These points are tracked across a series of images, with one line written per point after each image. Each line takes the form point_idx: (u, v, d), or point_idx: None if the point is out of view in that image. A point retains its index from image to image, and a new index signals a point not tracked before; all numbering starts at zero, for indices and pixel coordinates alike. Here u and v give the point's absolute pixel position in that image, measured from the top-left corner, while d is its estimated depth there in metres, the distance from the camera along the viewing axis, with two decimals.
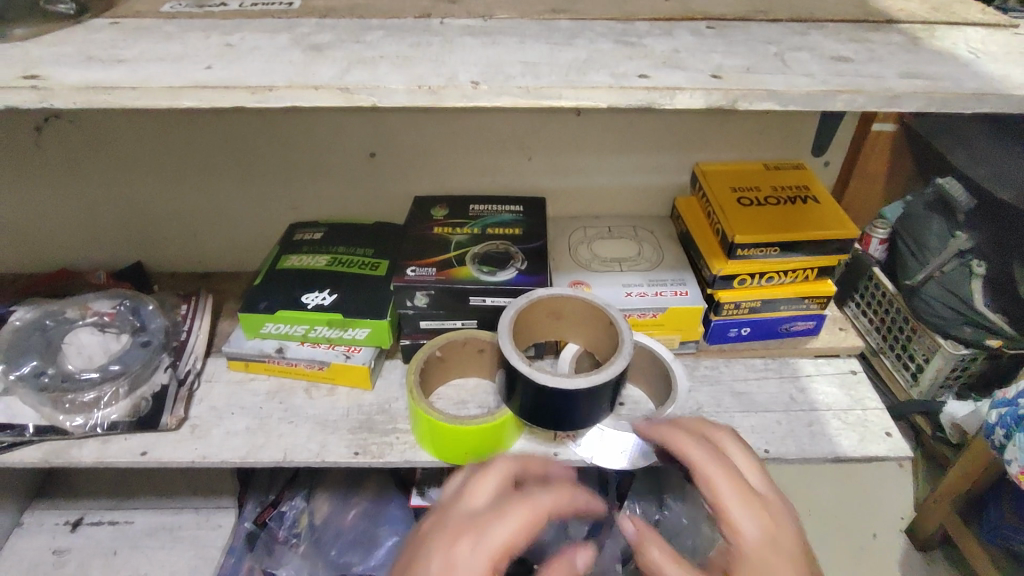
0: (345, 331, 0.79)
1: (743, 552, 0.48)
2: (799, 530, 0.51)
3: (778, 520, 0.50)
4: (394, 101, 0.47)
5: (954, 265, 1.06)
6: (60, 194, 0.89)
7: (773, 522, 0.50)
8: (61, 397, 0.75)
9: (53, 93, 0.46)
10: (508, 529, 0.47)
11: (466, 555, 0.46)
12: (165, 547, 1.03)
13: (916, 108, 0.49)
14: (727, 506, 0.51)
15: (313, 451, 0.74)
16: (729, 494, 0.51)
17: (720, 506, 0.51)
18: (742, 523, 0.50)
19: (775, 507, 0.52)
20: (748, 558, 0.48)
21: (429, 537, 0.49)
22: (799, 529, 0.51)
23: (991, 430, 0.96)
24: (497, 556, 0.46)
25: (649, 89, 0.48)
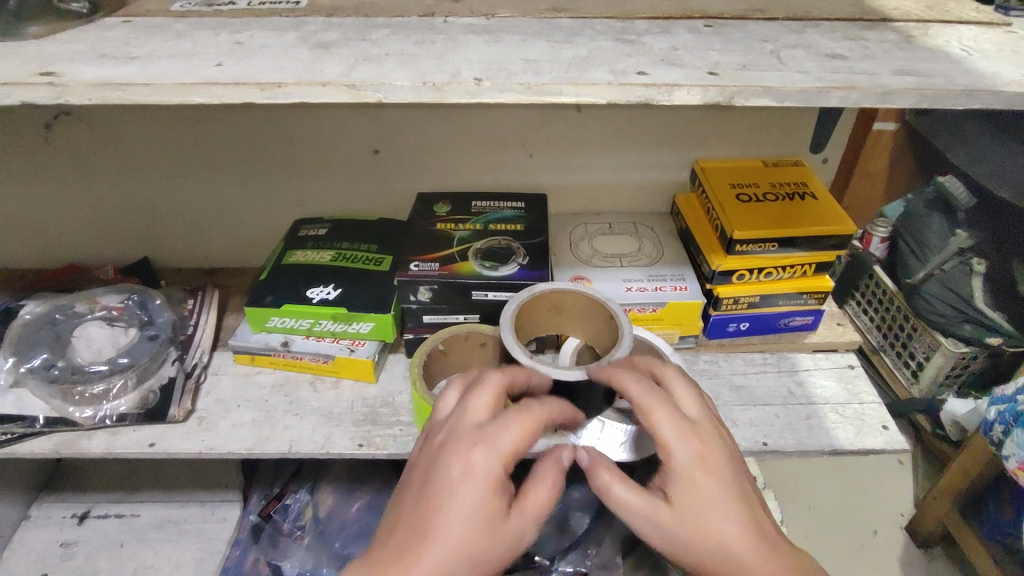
0: (349, 325, 0.80)
1: (682, 481, 0.49)
2: (732, 447, 0.52)
3: (715, 446, 0.50)
4: (399, 96, 0.48)
5: (955, 264, 1.07)
6: (68, 189, 0.91)
7: (710, 448, 0.50)
8: (70, 389, 0.76)
9: (68, 89, 0.47)
10: (512, 438, 0.49)
11: (480, 465, 0.48)
12: (171, 540, 1.04)
13: (909, 104, 0.51)
14: (665, 439, 0.50)
15: (318, 443, 0.75)
16: (669, 428, 0.50)
17: (659, 440, 0.50)
18: (679, 454, 0.49)
19: (712, 431, 0.51)
20: (686, 486, 0.49)
21: (436, 452, 0.50)
22: (732, 448, 0.52)
23: (990, 427, 0.97)
24: (507, 464, 0.48)
25: (647, 86, 0.49)
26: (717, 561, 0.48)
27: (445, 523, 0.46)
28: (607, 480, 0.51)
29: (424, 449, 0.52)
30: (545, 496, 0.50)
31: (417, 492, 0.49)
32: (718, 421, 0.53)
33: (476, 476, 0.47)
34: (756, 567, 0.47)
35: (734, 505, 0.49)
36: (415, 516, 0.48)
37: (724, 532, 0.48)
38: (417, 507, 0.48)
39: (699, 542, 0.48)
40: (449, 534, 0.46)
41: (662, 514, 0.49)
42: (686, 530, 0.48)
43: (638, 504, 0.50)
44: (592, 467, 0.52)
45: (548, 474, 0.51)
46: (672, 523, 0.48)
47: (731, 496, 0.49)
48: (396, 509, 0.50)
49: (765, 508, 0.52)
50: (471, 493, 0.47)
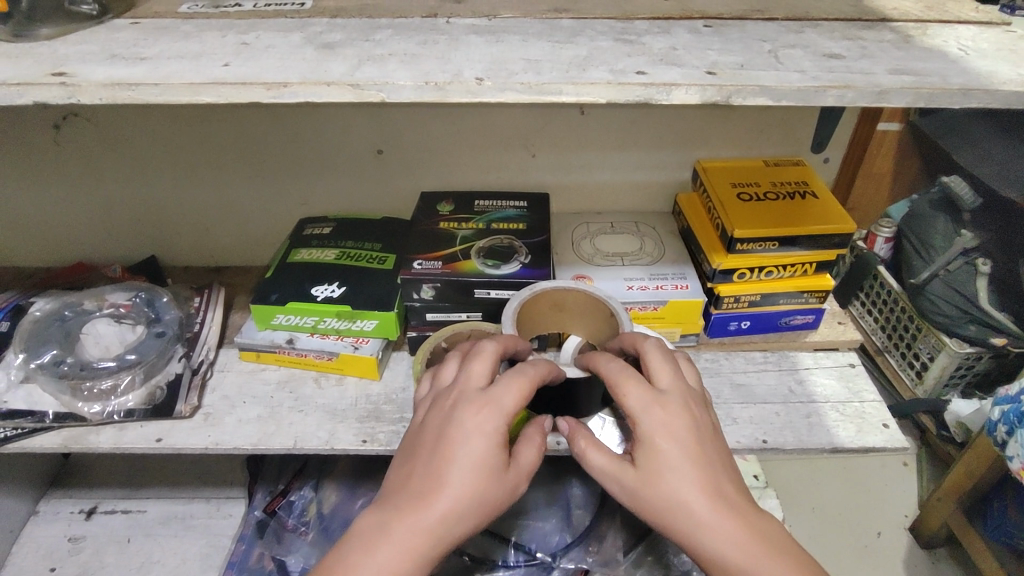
0: (353, 323, 0.81)
1: (645, 446, 0.53)
2: (701, 419, 0.55)
3: (679, 414, 0.54)
4: (402, 96, 0.49)
5: (960, 264, 1.07)
6: (77, 190, 0.92)
7: (675, 416, 0.54)
8: (79, 384, 0.77)
9: (80, 89, 0.48)
10: (513, 398, 0.54)
11: (485, 423, 0.53)
12: (178, 535, 1.05)
13: (906, 103, 0.51)
14: (631, 410, 0.54)
15: (322, 438, 0.76)
16: (636, 399, 0.54)
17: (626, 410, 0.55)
18: (643, 422, 0.53)
19: (680, 402, 0.55)
20: (649, 451, 0.53)
21: (444, 412, 0.55)
22: (701, 420, 0.55)
23: (994, 428, 0.97)
24: (509, 421, 0.54)
25: (645, 85, 0.50)
26: (675, 521, 0.51)
27: (459, 473, 0.51)
28: (582, 446, 0.56)
29: (430, 410, 0.57)
30: (535, 454, 0.56)
31: (427, 448, 0.54)
32: (690, 393, 0.56)
33: (484, 432, 0.53)
34: (713, 527, 0.50)
35: (693, 470, 0.52)
36: (428, 468, 0.52)
37: (682, 494, 0.51)
38: (430, 461, 0.53)
39: (659, 501, 0.52)
40: (462, 482, 0.51)
41: (625, 475, 0.53)
42: (647, 491, 0.52)
43: (608, 467, 0.54)
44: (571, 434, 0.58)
45: (537, 436, 0.57)
46: (635, 484, 0.53)
47: (691, 462, 0.52)
48: (406, 463, 0.54)
49: (736, 477, 0.54)
50: (479, 446, 0.52)
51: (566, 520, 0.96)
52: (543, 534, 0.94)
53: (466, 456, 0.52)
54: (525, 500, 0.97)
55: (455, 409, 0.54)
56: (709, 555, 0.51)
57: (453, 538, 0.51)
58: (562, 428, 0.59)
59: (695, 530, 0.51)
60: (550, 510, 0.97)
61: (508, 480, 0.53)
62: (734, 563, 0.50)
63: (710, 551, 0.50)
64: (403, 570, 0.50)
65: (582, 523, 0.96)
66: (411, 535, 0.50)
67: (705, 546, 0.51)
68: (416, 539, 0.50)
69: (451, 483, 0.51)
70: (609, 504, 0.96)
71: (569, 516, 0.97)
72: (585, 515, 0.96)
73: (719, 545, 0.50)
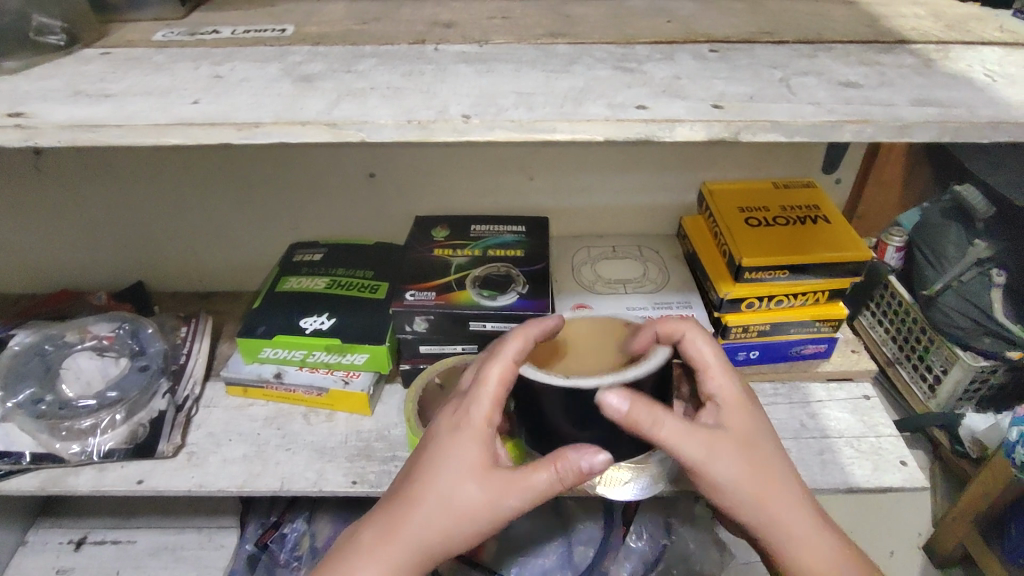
0: (343, 356, 0.78)
1: (725, 412, 0.57)
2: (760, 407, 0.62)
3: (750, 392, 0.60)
4: (383, 135, 0.46)
5: (974, 274, 1.02)
6: (59, 213, 0.89)
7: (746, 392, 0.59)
8: (58, 424, 0.74)
9: (38, 131, 0.45)
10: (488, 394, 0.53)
11: (461, 422, 0.54)
12: (168, 568, 1.02)
13: (929, 138, 0.47)
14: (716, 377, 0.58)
15: (310, 480, 0.73)
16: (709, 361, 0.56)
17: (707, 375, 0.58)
18: (725, 390, 0.57)
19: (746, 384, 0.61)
20: (730, 414, 0.57)
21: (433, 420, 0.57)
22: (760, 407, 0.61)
23: (1012, 449, 0.92)
24: (487, 418, 0.54)
25: (647, 122, 0.46)
26: (765, 484, 0.55)
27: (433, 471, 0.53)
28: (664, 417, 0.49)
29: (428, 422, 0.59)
30: (541, 475, 0.51)
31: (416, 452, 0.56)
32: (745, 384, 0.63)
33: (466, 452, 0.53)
34: (786, 498, 0.55)
35: (768, 442, 0.57)
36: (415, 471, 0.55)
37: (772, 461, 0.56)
38: (416, 462, 0.55)
39: (749, 469, 0.55)
40: (437, 482, 0.53)
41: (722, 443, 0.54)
42: (741, 457, 0.54)
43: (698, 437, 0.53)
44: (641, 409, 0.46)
45: (560, 470, 0.49)
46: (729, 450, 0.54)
47: (764, 435, 0.57)
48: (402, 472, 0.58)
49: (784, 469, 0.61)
50: (456, 447, 0.53)
51: (568, 557, 0.92)
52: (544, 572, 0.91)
53: (447, 473, 0.53)
54: (526, 533, 0.94)
55: (437, 424, 0.56)
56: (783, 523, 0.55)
57: (431, 540, 0.53)
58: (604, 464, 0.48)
59: (779, 496, 0.55)
60: (550, 545, 0.93)
61: (499, 497, 0.52)
62: (800, 529, 0.55)
63: (787, 517, 0.55)
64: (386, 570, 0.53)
65: (584, 559, 0.92)
66: (392, 549, 0.53)
67: (778, 512, 0.55)
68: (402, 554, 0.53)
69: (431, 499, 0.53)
70: (613, 539, 0.92)
71: (571, 551, 0.93)
72: (587, 551, 0.93)
73: (789, 512, 0.55)
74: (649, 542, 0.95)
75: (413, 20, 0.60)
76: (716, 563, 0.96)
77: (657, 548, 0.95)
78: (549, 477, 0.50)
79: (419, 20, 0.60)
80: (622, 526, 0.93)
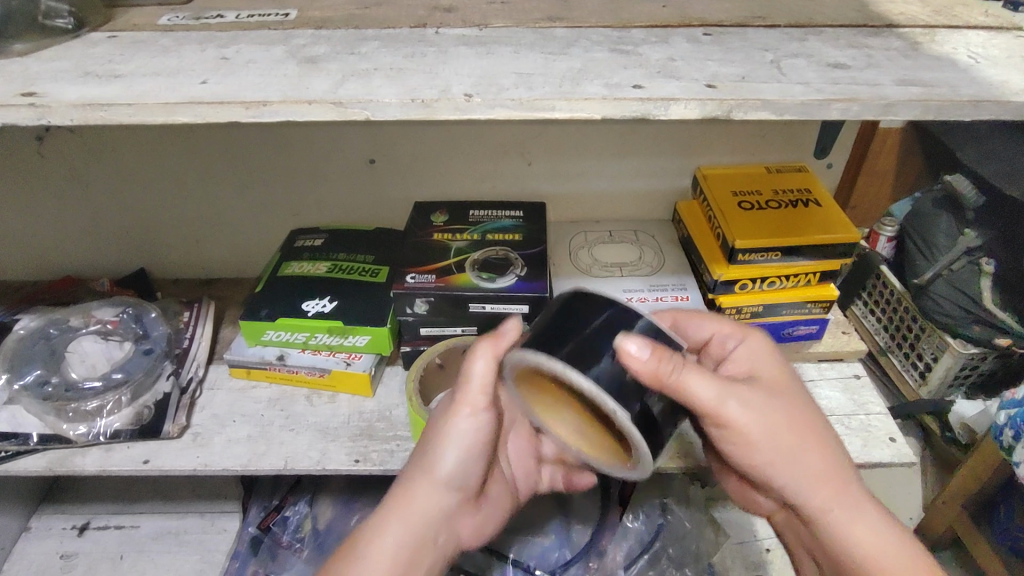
0: (345, 338, 0.79)
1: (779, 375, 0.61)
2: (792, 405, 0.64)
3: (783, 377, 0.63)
4: (388, 114, 0.47)
5: (964, 263, 1.00)
6: (61, 201, 0.90)
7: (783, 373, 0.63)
8: (65, 406, 0.76)
9: (50, 110, 0.46)
10: None
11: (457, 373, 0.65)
12: (171, 551, 1.04)
13: (914, 116, 0.49)
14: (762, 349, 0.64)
15: (314, 458, 0.75)
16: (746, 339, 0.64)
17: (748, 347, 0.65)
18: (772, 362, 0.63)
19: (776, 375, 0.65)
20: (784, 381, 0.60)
21: None
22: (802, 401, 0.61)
23: (1000, 432, 0.87)
24: None
25: (643, 100, 0.47)
26: (816, 455, 0.56)
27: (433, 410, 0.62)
28: (742, 336, 0.64)
29: None
30: (484, 368, 0.56)
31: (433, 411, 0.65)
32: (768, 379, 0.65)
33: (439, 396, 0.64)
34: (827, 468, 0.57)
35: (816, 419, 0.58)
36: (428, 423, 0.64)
37: (823, 436, 0.57)
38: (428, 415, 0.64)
39: (799, 429, 0.56)
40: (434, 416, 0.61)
41: (774, 415, 0.56)
42: (794, 413, 0.57)
43: (750, 413, 0.54)
44: (660, 353, 0.48)
45: (479, 343, 0.56)
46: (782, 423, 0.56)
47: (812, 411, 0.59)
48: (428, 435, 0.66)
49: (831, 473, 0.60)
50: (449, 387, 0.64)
51: (565, 536, 0.95)
52: (543, 551, 0.94)
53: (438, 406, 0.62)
54: (523, 514, 0.97)
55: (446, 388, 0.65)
56: (835, 500, 0.56)
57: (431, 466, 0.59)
58: (510, 329, 0.55)
59: (832, 474, 0.57)
60: (549, 525, 0.96)
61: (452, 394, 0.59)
62: (839, 504, 0.56)
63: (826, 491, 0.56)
64: (402, 501, 0.60)
65: (582, 538, 0.95)
66: (398, 489, 0.60)
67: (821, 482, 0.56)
68: (410, 492, 0.60)
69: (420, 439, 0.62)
70: (609, 517, 0.95)
71: (569, 531, 0.95)
72: (585, 529, 0.95)
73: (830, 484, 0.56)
74: (646, 522, 0.96)
75: (414, 5, 0.61)
76: (711, 541, 0.98)
77: (654, 527, 0.96)
78: (483, 362, 0.56)
79: (419, 5, 0.61)
80: (619, 505, 0.96)
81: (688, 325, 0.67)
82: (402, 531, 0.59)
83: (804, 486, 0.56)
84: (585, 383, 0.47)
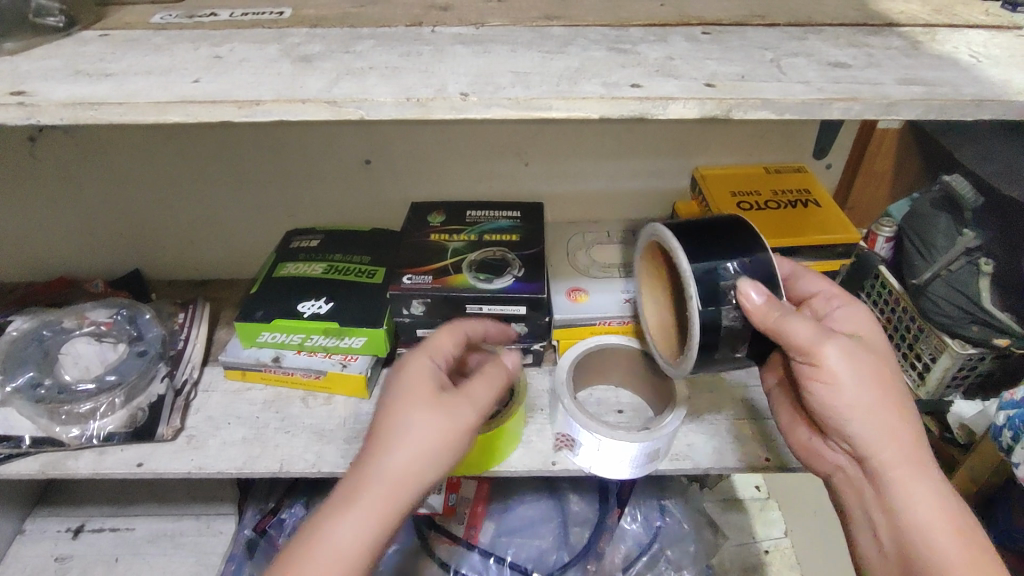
0: (340, 340, 0.79)
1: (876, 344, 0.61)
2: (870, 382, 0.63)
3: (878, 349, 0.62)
4: (382, 113, 0.46)
5: (963, 263, 0.92)
6: (54, 201, 0.89)
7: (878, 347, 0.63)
8: (57, 408, 0.75)
9: (40, 109, 0.45)
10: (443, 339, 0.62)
11: (428, 356, 0.59)
12: (167, 554, 1.03)
13: (916, 115, 0.49)
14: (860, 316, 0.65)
15: (309, 461, 0.74)
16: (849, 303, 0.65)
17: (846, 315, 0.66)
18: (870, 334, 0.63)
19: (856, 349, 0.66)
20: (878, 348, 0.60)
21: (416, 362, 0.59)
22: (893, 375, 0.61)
23: (998, 433, 0.82)
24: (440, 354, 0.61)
25: (641, 100, 0.47)
26: (892, 417, 0.56)
27: (415, 394, 0.55)
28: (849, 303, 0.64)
29: (408, 360, 0.59)
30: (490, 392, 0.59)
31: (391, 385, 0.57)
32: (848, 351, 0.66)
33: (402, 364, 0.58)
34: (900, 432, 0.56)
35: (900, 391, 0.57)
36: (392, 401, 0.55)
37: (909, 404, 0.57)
38: (394, 394, 0.56)
39: (880, 389, 0.56)
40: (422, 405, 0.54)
41: (866, 366, 0.56)
42: (878, 374, 0.57)
43: (841, 357, 0.55)
44: (772, 304, 0.56)
45: (497, 374, 0.60)
46: (871, 380, 0.56)
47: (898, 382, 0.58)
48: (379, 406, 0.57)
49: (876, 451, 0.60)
50: (423, 371, 0.57)
51: (563, 538, 0.94)
52: (541, 553, 0.93)
53: (415, 391, 0.55)
54: (521, 516, 0.96)
55: (408, 363, 0.58)
56: (910, 470, 0.55)
57: (421, 466, 0.53)
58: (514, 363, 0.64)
59: (912, 443, 0.56)
60: (547, 527, 0.95)
61: (452, 399, 0.55)
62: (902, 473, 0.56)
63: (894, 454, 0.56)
64: (382, 497, 0.52)
65: (580, 540, 0.94)
66: (374, 482, 0.52)
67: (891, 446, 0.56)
68: (389, 488, 0.52)
69: (391, 411, 0.54)
70: (608, 520, 0.93)
71: (567, 533, 0.95)
72: (582, 532, 0.95)
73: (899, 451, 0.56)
74: (643, 524, 0.96)
75: (410, 3, 0.61)
76: (709, 542, 0.97)
77: (651, 530, 0.96)
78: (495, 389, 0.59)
79: (415, 4, 0.61)
80: (617, 507, 0.94)
81: (801, 280, 0.68)
82: (373, 528, 0.51)
83: (876, 443, 0.56)
84: (683, 264, 0.58)
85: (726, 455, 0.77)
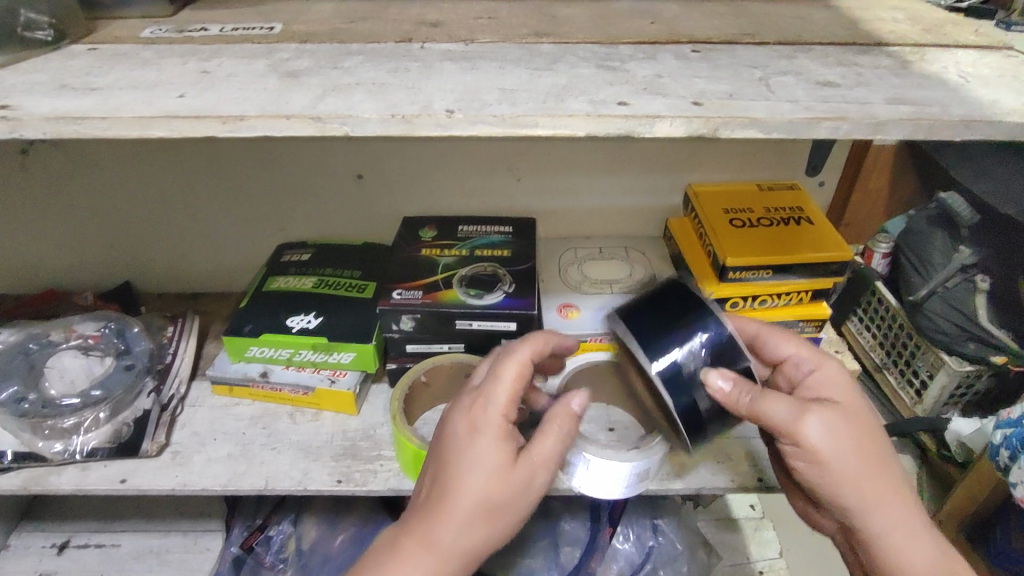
0: (329, 355, 0.78)
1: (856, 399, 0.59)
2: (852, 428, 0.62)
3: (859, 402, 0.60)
4: (367, 129, 0.46)
5: (958, 280, 0.94)
6: (44, 213, 0.88)
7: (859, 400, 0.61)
8: (40, 423, 0.74)
9: (22, 123, 0.45)
10: (507, 388, 0.55)
11: (490, 417, 0.54)
12: (152, 571, 1.01)
13: (904, 135, 0.48)
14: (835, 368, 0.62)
15: (295, 479, 0.73)
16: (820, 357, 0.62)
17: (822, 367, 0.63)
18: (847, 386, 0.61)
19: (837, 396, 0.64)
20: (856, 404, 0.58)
21: (473, 429, 0.54)
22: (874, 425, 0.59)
23: (995, 452, 0.81)
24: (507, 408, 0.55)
25: (627, 117, 0.47)
26: (878, 483, 0.55)
27: (475, 475, 0.52)
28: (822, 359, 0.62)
29: (465, 424, 0.54)
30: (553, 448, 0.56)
31: (448, 453, 0.54)
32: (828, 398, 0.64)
33: (471, 424, 0.54)
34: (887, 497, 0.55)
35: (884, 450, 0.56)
36: (449, 479, 0.53)
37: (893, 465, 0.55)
38: (450, 471, 0.53)
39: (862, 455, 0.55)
40: (483, 489, 0.52)
41: (845, 440, 0.55)
42: (860, 438, 0.55)
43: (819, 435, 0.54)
44: (741, 386, 0.56)
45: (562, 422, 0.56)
46: (855, 452, 0.54)
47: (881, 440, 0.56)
48: (433, 473, 0.55)
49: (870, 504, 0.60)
50: (486, 446, 0.53)
51: (554, 558, 0.93)
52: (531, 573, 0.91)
53: (477, 474, 0.52)
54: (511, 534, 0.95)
55: (467, 428, 0.54)
56: (903, 534, 0.55)
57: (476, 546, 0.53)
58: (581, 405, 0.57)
59: (903, 508, 0.55)
60: (538, 546, 0.94)
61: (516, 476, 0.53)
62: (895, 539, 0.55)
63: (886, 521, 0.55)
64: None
65: (571, 561, 0.92)
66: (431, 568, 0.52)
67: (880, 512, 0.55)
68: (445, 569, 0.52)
69: (451, 494, 0.52)
70: (599, 540, 0.91)
71: (558, 553, 0.93)
72: (573, 552, 0.93)
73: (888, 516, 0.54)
74: (636, 544, 0.94)
75: (400, 19, 0.61)
76: (701, 562, 0.98)
77: (644, 549, 0.94)
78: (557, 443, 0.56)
79: (405, 20, 0.61)
80: (609, 526, 0.92)
81: (768, 340, 0.65)
82: None
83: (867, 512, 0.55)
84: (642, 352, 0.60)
85: (717, 475, 0.76)
